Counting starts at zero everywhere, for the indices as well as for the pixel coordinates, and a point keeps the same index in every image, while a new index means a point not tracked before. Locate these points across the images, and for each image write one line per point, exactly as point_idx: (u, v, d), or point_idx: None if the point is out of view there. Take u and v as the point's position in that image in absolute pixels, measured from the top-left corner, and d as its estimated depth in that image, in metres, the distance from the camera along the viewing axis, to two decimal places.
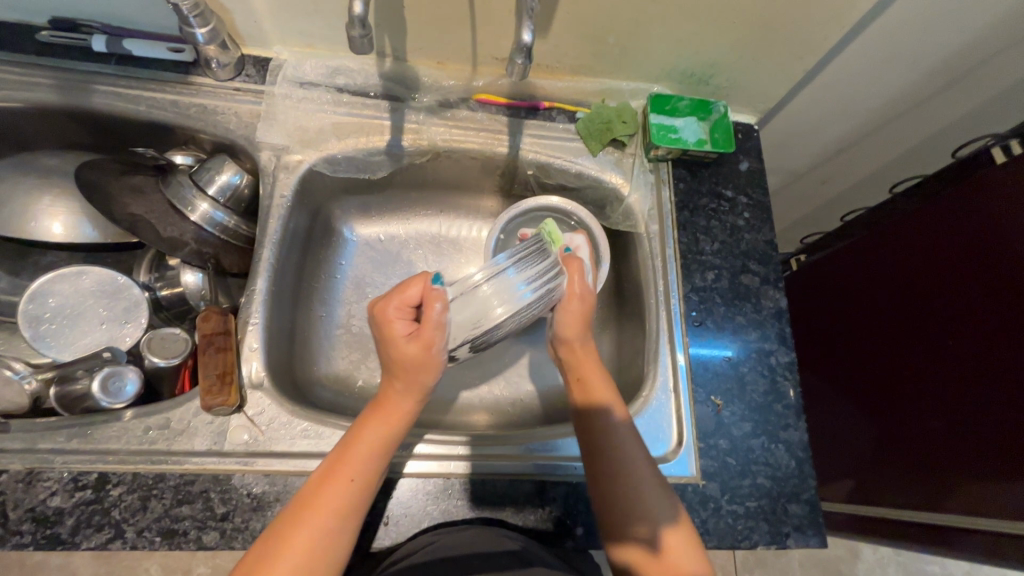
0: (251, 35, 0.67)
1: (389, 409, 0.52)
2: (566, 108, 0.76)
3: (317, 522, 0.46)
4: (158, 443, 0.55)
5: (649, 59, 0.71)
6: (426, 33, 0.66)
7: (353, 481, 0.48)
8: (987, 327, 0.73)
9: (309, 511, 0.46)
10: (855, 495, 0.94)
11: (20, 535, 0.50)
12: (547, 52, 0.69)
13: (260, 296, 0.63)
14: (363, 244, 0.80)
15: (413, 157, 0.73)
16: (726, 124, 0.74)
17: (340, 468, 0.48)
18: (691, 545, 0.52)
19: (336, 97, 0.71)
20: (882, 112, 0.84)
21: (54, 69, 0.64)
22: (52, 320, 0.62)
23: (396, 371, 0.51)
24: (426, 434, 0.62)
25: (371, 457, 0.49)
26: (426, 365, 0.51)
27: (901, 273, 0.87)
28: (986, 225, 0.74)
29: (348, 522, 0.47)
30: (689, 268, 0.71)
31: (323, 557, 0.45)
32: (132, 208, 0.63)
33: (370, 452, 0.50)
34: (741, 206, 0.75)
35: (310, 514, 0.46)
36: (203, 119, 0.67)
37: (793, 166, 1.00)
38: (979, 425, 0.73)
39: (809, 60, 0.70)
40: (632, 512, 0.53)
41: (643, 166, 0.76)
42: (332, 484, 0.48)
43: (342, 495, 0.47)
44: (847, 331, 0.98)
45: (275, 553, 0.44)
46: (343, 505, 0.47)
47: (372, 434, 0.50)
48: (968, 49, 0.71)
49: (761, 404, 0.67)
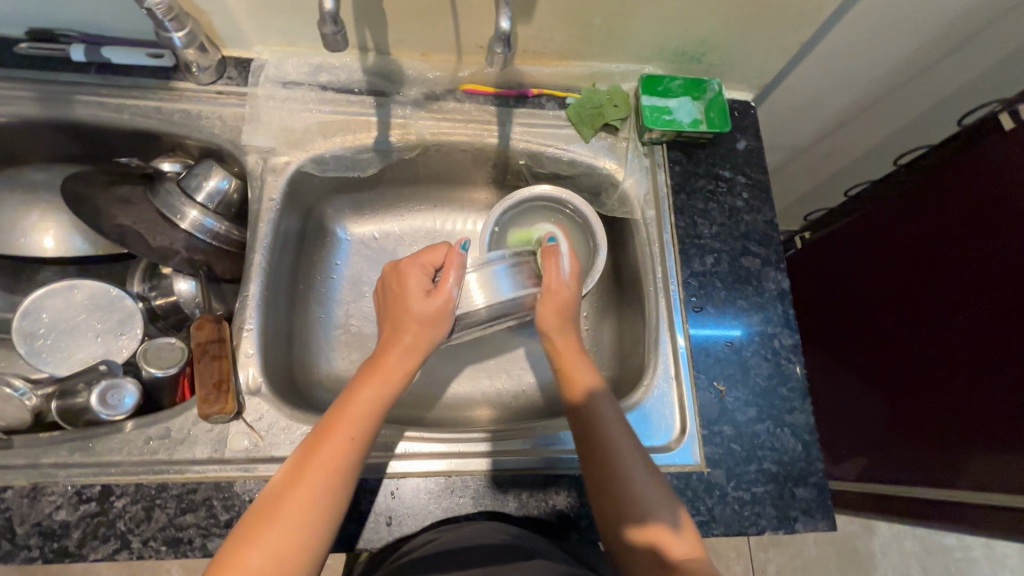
0: (230, 36, 0.66)
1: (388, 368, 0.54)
2: (556, 95, 0.74)
3: (313, 480, 0.45)
4: (159, 453, 0.55)
5: (639, 39, 0.68)
6: (407, 25, 0.64)
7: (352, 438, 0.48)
8: (998, 299, 0.71)
9: (306, 470, 0.46)
10: (866, 474, 0.93)
11: (29, 549, 0.51)
12: (532, 37, 0.67)
13: (254, 301, 0.63)
14: (358, 243, 0.80)
15: (402, 152, 0.72)
16: (721, 103, 0.72)
17: (331, 425, 0.49)
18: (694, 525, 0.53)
19: (321, 95, 0.70)
20: (886, 81, 0.81)
21: (36, 82, 0.64)
22: (46, 335, 0.62)
23: (405, 324, 0.56)
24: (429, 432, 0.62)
25: (371, 411, 0.50)
26: (434, 323, 0.57)
27: (909, 247, 0.85)
28: (994, 194, 0.72)
29: (345, 482, 0.47)
30: (687, 253, 0.70)
31: (320, 518, 0.44)
32: (120, 219, 0.62)
33: (369, 406, 0.51)
34: (740, 186, 0.73)
35: (308, 472, 0.45)
36: (187, 125, 0.66)
37: (795, 141, 0.98)
38: (993, 398, 0.72)
39: (806, 30, 0.67)
40: (655, 499, 0.52)
41: (637, 151, 0.75)
42: (326, 440, 0.48)
43: (340, 456, 0.47)
44: (856, 308, 0.96)
45: (270, 514, 0.43)
46: (337, 459, 0.47)
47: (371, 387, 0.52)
48: (973, 11, 0.68)
49: (765, 389, 0.65)
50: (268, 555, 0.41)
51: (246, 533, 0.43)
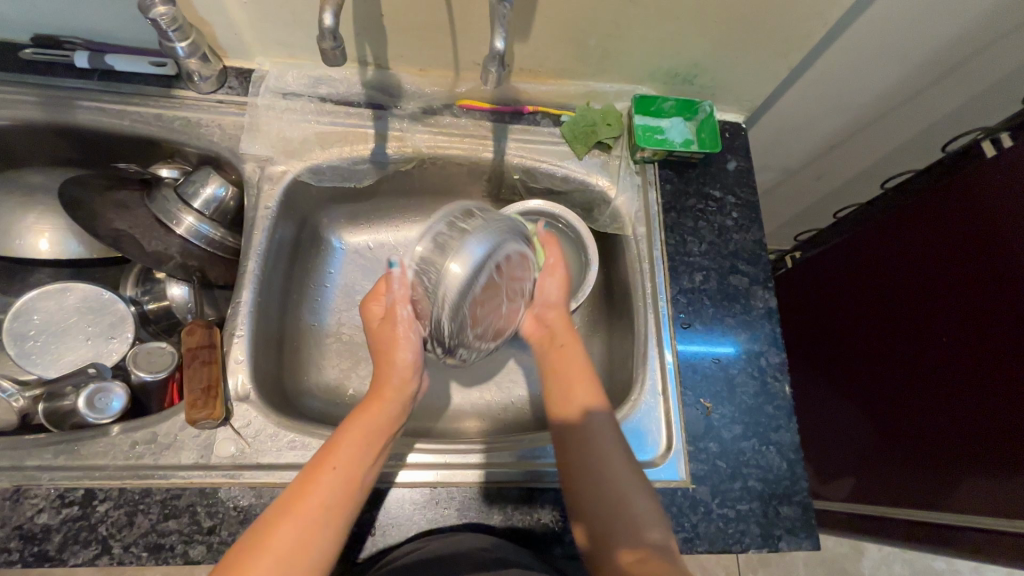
0: (232, 47, 0.67)
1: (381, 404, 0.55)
2: (551, 112, 0.76)
3: (302, 519, 0.45)
4: (145, 458, 0.55)
5: (633, 60, 0.70)
6: (406, 40, 0.66)
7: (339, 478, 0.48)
8: (984, 322, 0.72)
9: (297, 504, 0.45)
10: (855, 494, 0.94)
11: (8, 552, 0.50)
12: (529, 55, 0.69)
13: (246, 308, 0.63)
14: (352, 252, 0.80)
15: (399, 164, 0.73)
16: (713, 124, 0.73)
17: (321, 466, 0.48)
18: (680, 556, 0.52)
19: (320, 107, 0.71)
20: (872, 108, 0.83)
21: (38, 87, 0.65)
22: (37, 337, 0.62)
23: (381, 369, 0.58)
24: (424, 444, 0.62)
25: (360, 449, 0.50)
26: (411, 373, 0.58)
27: (898, 268, 0.86)
28: (978, 221, 0.73)
29: (331, 524, 0.46)
30: (677, 270, 0.71)
31: (314, 542, 0.44)
32: (116, 224, 0.63)
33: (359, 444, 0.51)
34: (729, 205, 0.75)
35: (305, 501, 0.46)
36: (186, 133, 0.67)
37: (786, 163, 0.99)
38: (979, 420, 0.72)
39: (793, 57, 0.69)
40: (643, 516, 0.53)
41: (629, 169, 0.76)
42: (314, 481, 0.47)
43: (330, 490, 0.47)
44: (845, 329, 0.97)
45: (256, 551, 0.42)
46: (326, 501, 0.46)
47: (360, 424, 0.52)
48: (954, 42, 0.70)
49: (751, 406, 0.66)
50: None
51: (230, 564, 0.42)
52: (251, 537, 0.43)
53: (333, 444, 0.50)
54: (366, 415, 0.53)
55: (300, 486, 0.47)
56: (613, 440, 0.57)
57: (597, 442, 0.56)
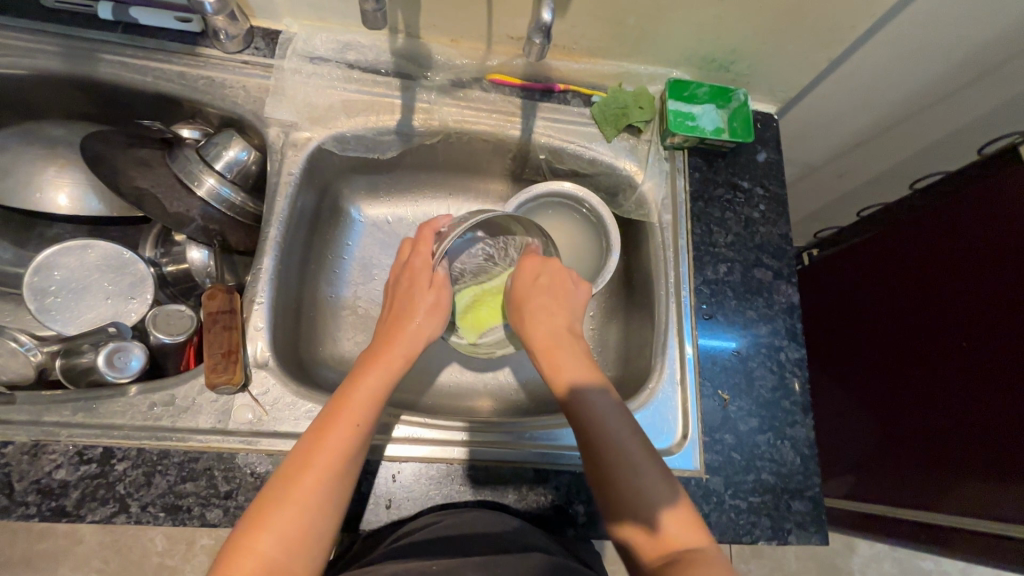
0: (261, 5, 0.65)
1: (385, 359, 0.54)
2: (582, 92, 0.74)
3: (320, 469, 0.45)
4: (162, 420, 0.55)
5: (671, 43, 0.68)
6: (440, 9, 0.64)
7: (358, 428, 0.48)
8: (999, 327, 0.72)
9: (314, 457, 0.45)
10: (854, 492, 0.94)
11: (25, 506, 0.50)
12: (564, 31, 0.67)
13: (266, 275, 0.62)
14: (371, 225, 0.79)
15: (424, 137, 0.72)
16: (745, 113, 0.71)
17: (337, 418, 0.48)
18: (696, 516, 0.50)
19: (347, 74, 0.69)
20: (908, 105, 0.81)
21: (58, 36, 0.63)
22: (57, 294, 0.63)
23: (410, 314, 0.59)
24: (407, 415, 0.62)
25: (372, 402, 0.50)
26: (433, 322, 0.59)
27: (914, 269, 0.85)
28: (1000, 225, 0.73)
29: (347, 474, 0.46)
30: (701, 260, 0.70)
31: (332, 492, 0.45)
32: (138, 182, 0.62)
33: (370, 398, 0.50)
34: (757, 197, 0.74)
35: (316, 459, 0.45)
36: (210, 93, 0.66)
37: (811, 157, 0.98)
38: (987, 424, 0.72)
39: (836, 49, 0.67)
40: (643, 469, 0.51)
41: (658, 154, 0.74)
42: (326, 435, 0.47)
43: (347, 441, 0.47)
44: (855, 328, 0.96)
45: (280, 502, 0.43)
46: (343, 453, 0.46)
47: (374, 377, 0.52)
48: (1003, 44, 0.68)
49: (768, 400, 0.66)
50: (283, 539, 0.41)
51: (258, 512, 0.43)
52: (274, 490, 0.44)
53: (347, 398, 0.50)
54: (380, 365, 0.54)
55: (312, 439, 0.47)
56: (609, 401, 0.55)
57: (591, 406, 0.54)
